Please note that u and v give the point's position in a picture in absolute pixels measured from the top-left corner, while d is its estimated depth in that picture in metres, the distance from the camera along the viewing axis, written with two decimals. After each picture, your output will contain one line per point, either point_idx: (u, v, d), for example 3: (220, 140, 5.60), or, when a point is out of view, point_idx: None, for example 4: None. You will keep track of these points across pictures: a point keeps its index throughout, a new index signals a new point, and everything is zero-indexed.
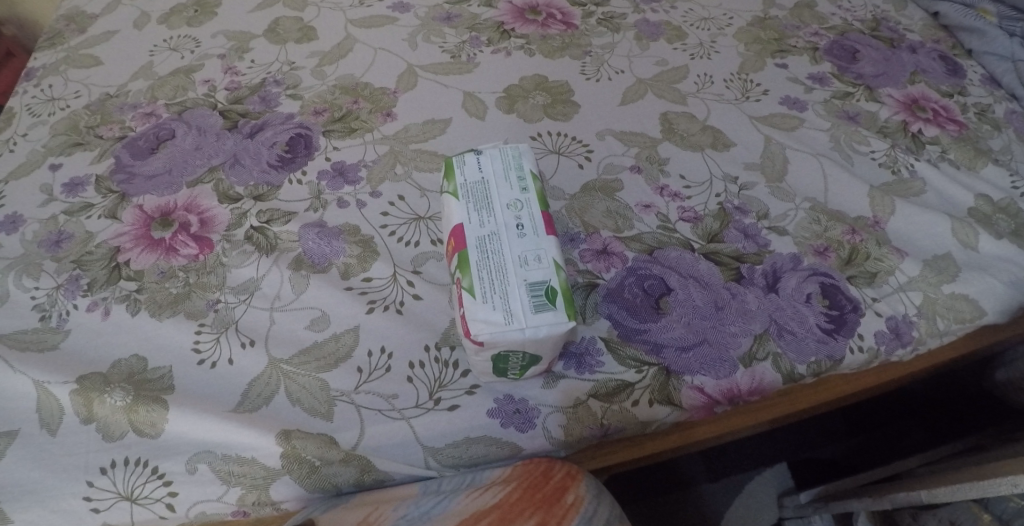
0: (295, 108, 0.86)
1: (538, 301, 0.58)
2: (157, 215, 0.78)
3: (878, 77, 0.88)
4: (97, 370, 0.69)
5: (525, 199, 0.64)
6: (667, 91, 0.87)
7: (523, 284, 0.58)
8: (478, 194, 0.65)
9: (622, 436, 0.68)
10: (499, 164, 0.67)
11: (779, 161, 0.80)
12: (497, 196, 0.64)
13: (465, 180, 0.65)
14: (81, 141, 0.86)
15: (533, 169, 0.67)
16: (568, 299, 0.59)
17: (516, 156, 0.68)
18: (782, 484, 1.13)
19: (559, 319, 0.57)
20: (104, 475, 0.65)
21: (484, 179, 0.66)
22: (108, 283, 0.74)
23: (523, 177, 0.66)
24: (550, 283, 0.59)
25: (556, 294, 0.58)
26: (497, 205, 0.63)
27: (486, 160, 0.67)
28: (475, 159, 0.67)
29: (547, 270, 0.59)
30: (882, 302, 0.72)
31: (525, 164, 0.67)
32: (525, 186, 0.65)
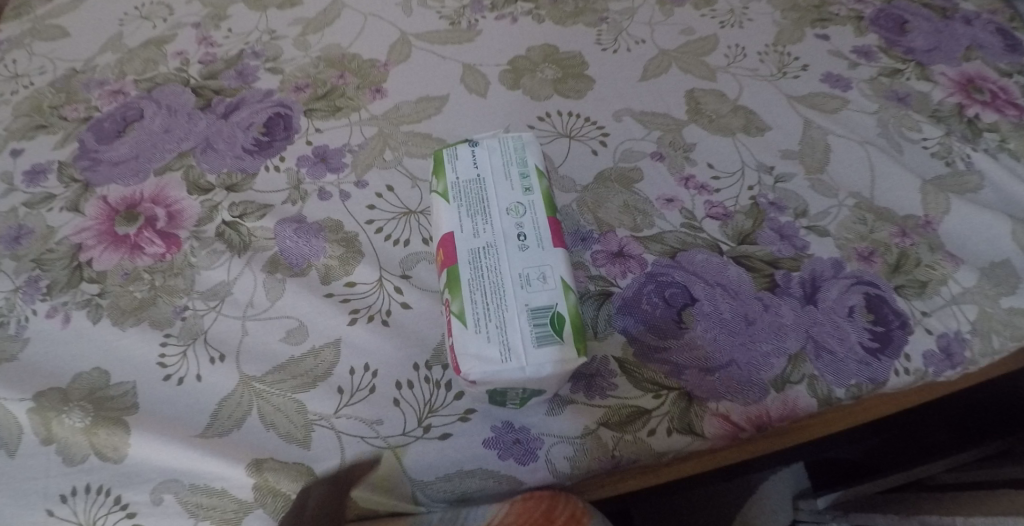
0: (274, 83, 0.77)
1: (542, 330, 0.50)
2: (122, 208, 0.70)
3: (931, 52, 0.77)
4: (57, 386, 0.62)
5: (529, 202, 0.56)
6: (694, 65, 0.77)
7: (524, 310, 0.51)
8: (472, 195, 0.56)
9: (634, 467, 0.61)
10: (498, 158, 0.58)
11: (820, 148, 0.70)
12: (496, 198, 0.56)
13: (458, 179, 0.57)
14: (44, 123, 0.78)
15: (539, 164, 0.58)
16: (578, 328, 0.51)
17: (519, 148, 0.59)
18: (799, 485, 1.07)
19: (567, 353, 0.50)
20: (64, 504, 0.59)
21: (481, 177, 0.57)
22: (68, 286, 0.67)
23: (527, 174, 0.57)
24: (557, 309, 0.51)
25: (563, 323, 0.50)
26: (495, 210, 0.55)
27: (484, 153, 0.58)
28: (469, 152, 0.59)
29: (553, 292, 0.52)
30: (933, 316, 0.63)
31: (529, 159, 0.58)
32: (530, 185, 0.57)
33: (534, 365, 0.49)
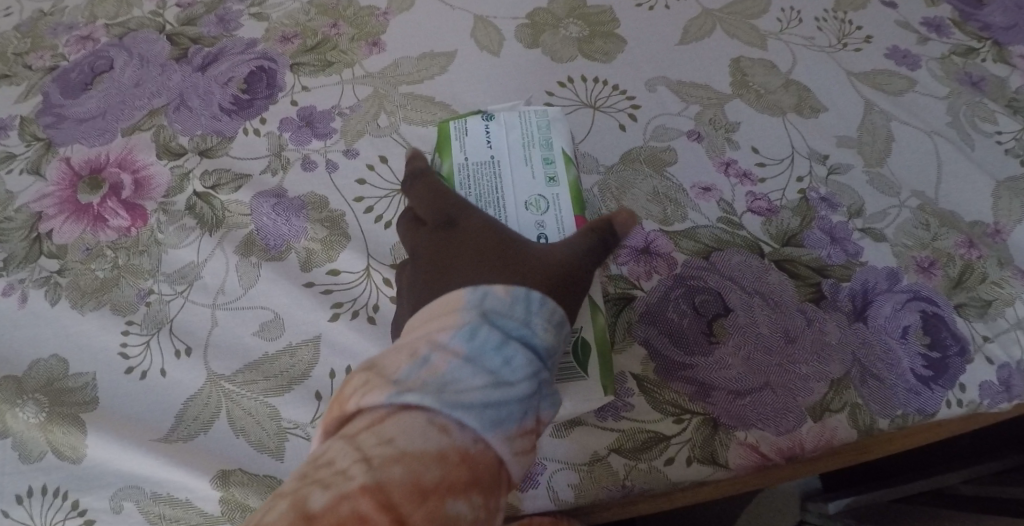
0: (258, 32, 0.68)
1: (565, 364, 0.47)
2: (86, 172, 0.63)
3: (1012, 29, 0.65)
4: (11, 374, 0.56)
5: (552, 196, 0.51)
6: (740, 28, 0.66)
7: None
8: (485, 181, 0.51)
9: (646, 497, 0.54)
10: (518, 137, 0.53)
11: (881, 137, 0.60)
12: (513, 189, 0.51)
13: (467, 158, 0.52)
14: (7, 72, 0.71)
15: (566, 149, 0.53)
16: (603, 361, 0.48)
17: (543, 126, 0.53)
18: (807, 485, 0.94)
19: (591, 390, 0.48)
20: (17, 505, 0.53)
21: (495, 159, 0.52)
22: (26, 261, 0.60)
23: (551, 160, 0.52)
24: (582, 337, 0.48)
25: (589, 354, 0.47)
26: (512, 201, 0.50)
27: (499, 131, 0.53)
28: (482, 127, 0.53)
29: (581, 315, 0.48)
30: (995, 343, 0.54)
31: (555, 141, 0.53)
32: (554, 174, 0.51)
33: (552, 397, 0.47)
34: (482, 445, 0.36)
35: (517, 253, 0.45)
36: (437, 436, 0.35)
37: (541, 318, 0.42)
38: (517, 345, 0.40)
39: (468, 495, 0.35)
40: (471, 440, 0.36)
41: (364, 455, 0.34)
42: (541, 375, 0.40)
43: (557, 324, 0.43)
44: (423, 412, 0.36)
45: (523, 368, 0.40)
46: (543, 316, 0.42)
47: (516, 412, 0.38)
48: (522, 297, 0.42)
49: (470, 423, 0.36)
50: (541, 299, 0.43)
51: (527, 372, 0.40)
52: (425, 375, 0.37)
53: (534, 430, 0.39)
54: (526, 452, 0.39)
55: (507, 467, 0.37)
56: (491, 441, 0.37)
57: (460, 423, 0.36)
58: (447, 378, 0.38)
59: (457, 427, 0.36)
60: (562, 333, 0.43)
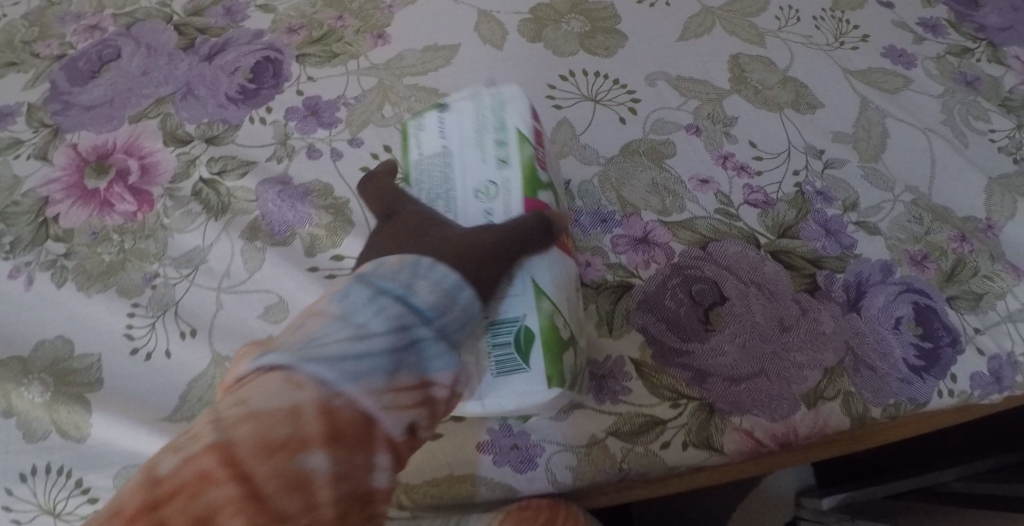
0: (265, 24, 0.69)
1: (505, 354, 0.46)
2: (93, 158, 0.64)
3: (1006, 31, 0.67)
4: (17, 355, 0.57)
5: (504, 180, 0.50)
6: (739, 25, 0.67)
7: (487, 326, 0.46)
8: (438, 174, 0.51)
9: (642, 481, 0.54)
10: (471, 124, 0.52)
11: (876, 133, 0.61)
12: (464, 179, 0.51)
13: (421, 154, 0.52)
14: (15, 59, 0.72)
15: (520, 128, 0.51)
16: (550, 350, 0.46)
17: (497, 110, 0.52)
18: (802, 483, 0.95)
19: (533, 382, 0.46)
20: (23, 483, 0.54)
21: (448, 150, 0.51)
22: (33, 244, 0.61)
23: (503, 143, 0.51)
24: (525, 325, 0.46)
25: (531, 344, 0.46)
26: (463, 192, 0.50)
27: (453, 121, 0.52)
28: (436, 121, 0.52)
29: (523, 303, 0.47)
30: (986, 334, 0.55)
31: (509, 122, 0.52)
32: (506, 157, 0.50)
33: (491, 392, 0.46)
34: (344, 399, 0.39)
35: (438, 229, 0.47)
36: (293, 393, 0.38)
37: (428, 279, 0.44)
38: (394, 305, 0.42)
39: (323, 448, 0.37)
40: (331, 394, 0.38)
41: (221, 418, 0.37)
42: (419, 333, 0.42)
43: (450, 287, 0.44)
44: (284, 372, 0.38)
45: (394, 325, 0.41)
46: (429, 279, 0.43)
47: (381, 366, 0.40)
48: (414, 263, 0.44)
49: (329, 376, 0.39)
50: (431, 264, 0.44)
51: (404, 331, 0.42)
52: (302, 338, 0.41)
53: (415, 389, 0.41)
54: (404, 408, 0.41)
55: (379, 421, 0.40)
56: (353, 395, 0.39)
57: (318, 379, 0.38)
58: (318, 339, 0.40)
59: (320, 382, 0.39)
60: (461, 297, 0.44)
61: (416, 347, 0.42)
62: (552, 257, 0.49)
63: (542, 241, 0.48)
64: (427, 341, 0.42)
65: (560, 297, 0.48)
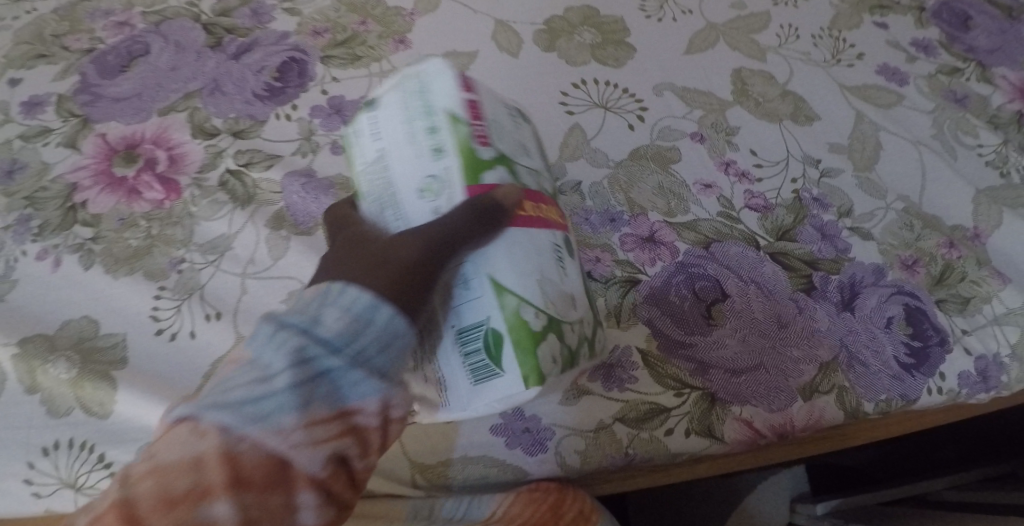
0: (291, 26, 0.72)
1: (476, 362, 0.41)
2: (122, 147, 0.66)
3: (994, 53, 0.72)
4: (43, 333, 0.59)
5: (444, 171, 0.41)
6: (742, 42, 0.71)
7: (451, 332, 0.41)
8: (375, 181, 0.42)
9: (646, 467, 0.57)
10: (399, 113, 0.42)
11: (870, 145, 0.65)
12: (401, 179, 0.42)
13: (358, 163, 0.43)
14: (45, 52, 0.74)
15: (452, 105, 0.42)
16: (523, 350, 0.40)
17: (423, 91, 0.43)
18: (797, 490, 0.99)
19: (511, 386, 0.40)
20: (45, 457, 0.56)
21: (382, 151, 0.42)
22: (61, 228, 0.63)
23: (434, 126, 0.42)
24: (491, 327, 0.40)
25: (501, 346, 0.40)
26: (405, 197, 0.41)
27: (380, 115, 0.43)
28: (365, 120, 0.43)
29: (483, 304, 0.40)
30: (972, 336, 0.59)
31: (437, 101, 0.42)
32: (439, 144, 0.41)
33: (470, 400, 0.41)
34: (249, 443, 0.34)
35: (366, 242, 0.40)
36: (194, 441, 0.33)
37: (338, 305, 0.36)
38: (294, 336, 0.35)
39: (230, 496, 0.33)
40: (236, 439, 0.34)
41: (125, 473, 0.34)
42: (326, 363, 0.35)
43: (362, 309, 0.36)
44: (187, 421, 0.34)
45: (298, 360, 0.35)
46: (338, 305, 0.36)
47: (287, 405, 0.34)
48: (326, 286, 0.37)
49: (227, 421, 0.33)
50: (341, 288, 0.37)
51: (308, 363, 0.35)
52: (211, 379, 0.36)
53: (333, 422, 0.35)
54: (323, 442, 0.35)
55: (292, 460, 0.34)
56: (257, 439, 0.34)
57: (218, 425, 0.33)
58: (223, 382, 0.35)
59: (221, 427, 0.34)
60: (379, 315, 0.36)
61: (326, 377, 0.35)
62: (512, 240, 0.41)
63: (487, 229, 0.40)
64: (340, 371, 0.35)
65: (525, 285, 0.41)
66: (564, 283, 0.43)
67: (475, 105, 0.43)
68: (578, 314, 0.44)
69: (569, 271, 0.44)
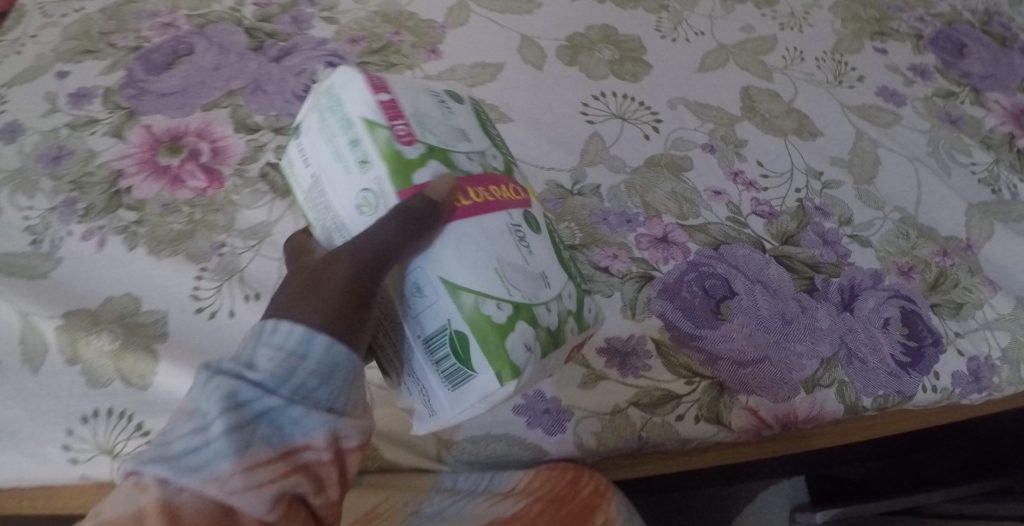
0: (329, 33, 0.77)
1: (448, 367, 0.40)
2: (167, 138, 0.70)
3: (988, 78, 0.78)
4: (86, 307, 0.62)
5: (375, 183, 0.39)
6: (751, 63, 0.76)
7: (418, 341, 0.40)
8: (319, 209, 0.41)
9: (658, 452, 0.60)
10: (320, 134, 0.41)
11: (870, 160, 0.70)
12: (338, 201, 0.40)
13: (302, 195, 0.43)
14: (92, 48, 0.79)
15: (366, 112, 0.40)
16: (489, 345, 0.39)
17: (335, 105, 0.41)
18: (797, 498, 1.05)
19: (487, 384, 0.39)
20: (84, 425, 0.59)
21: (315, 177, 0.41)
22: (106, 211, 0.67)
23: (354, 140, 0.40)
24: (454, 330, 0.39)
25: (466, 345, 0.39)
26: (345, 217, 0.40)
27: (306, 142, 0.42)
28: (295, 150, 0.42)
29: (442, 306, 0.39)
30: (965, 338, 0.63)
31: (350, 111, 0.40)
32: (363, 156, 0.40)
33: (453, 404, 0.41)
34: (189, 493, 0.35)
35: (310, 269, 0.39)
36: (135, 495, 0.34)
37: (270, 345, 0.37)
38: (227, 381, 0.36)
39: None
40: (176, 489, 0.35)
41: None
42: (261, 404, 0.36)
43: (294, 345, 0.37)
44: (129, 477, 0.35)
45: (230, 405, 0.35)
46: (271, 345, 0.37)
47: (223, 450, 0.35)
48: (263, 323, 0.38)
49: (164, 473, 0.34)
50: (274, 325, 0.38)
51: (244, 405, 0.36)
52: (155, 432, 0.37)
53: (277, 462, 0.36)
54: (267, 484, 0.36)
55: (235, 505, 0.35)
56: (195, 487, 0.34)
57: (157, 478, 0.34)
58: (163, 434, 0.36)
59: (160, 480, 0.35)
60: (314, 349, 0.37)
61: (265, 417, 0.36)
62: (459, 230, 0.40)
63: (425, 231, 0.39)
64: (277, 410, 0.36)
65: (479, 278, 0.39)
66: (530, 264, 0.41)
67: (393, 104, 0.41)
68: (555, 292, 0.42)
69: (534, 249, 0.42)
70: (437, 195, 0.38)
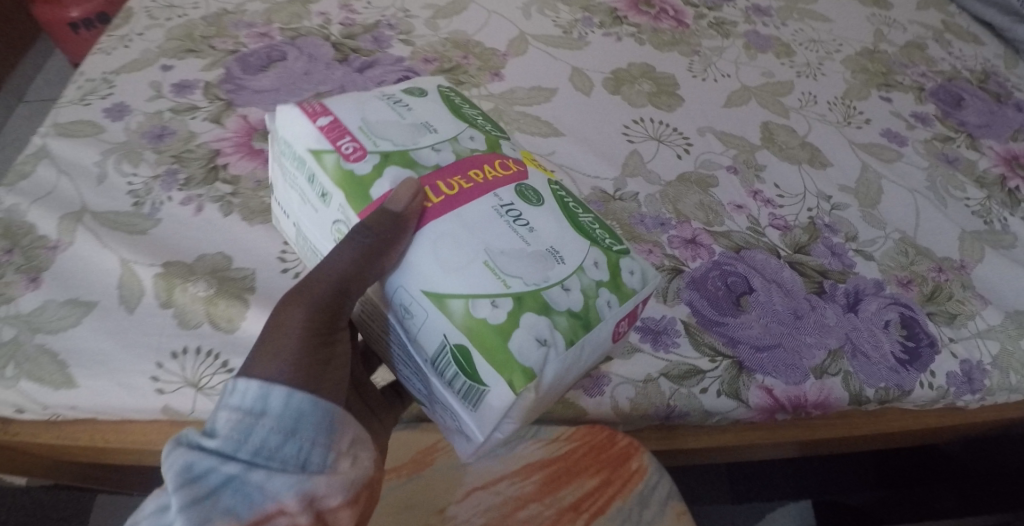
0: (406, 52, 0.88)
1: (460, 378, 0.48)
2: (260, 127, 0.81)
3: (983, 127, 0.90)
4: (182, 260, 0.70)
5: (339, 208, 0.52)
6: (771, 102, 0.88)
7: (433, 368, 0.49)
8: (315, 233, 0.56)
9: (683, 424, 0.68)
10: (294, 179, 0.55)
11: (874, 189, 0.81)
12: (324, 225, 0.54)
13: (303, 223, 0.58)
14: (194, 48, 0.89)
15: (311, 147, 0.52)
16: (486, 350, 0.47)
17: (291, 148, 0.53)
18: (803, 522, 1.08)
19: (498, 384, 0.47)
20: (174, 359, 0.66)
21: (305, 212, 0.56)
22: (205, 182, 0.76)
23: (312, 177, 0.52)
24: (453, 342, 0.48)
25: (466, 355, 0.48)
26: (330, 235, 0.54)
27: (289, 187, 0.57)
28: (287, 193, 0.58)
29: (436, 323, 0.48)
30: (958, 343, 0.71)
31: (299, 150, 0.52)
32: (324, 188, 0.52)
33: (478, 411, 0.48)
34: None
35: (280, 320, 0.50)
36: None
37: (227, 414, 0.46)
38: (187, 455, 0.45)
39: None
40: None
41: None
42: (223, 475, 0.45)
43: (252, 409, 0.47)
44: None
45: (192, 479, 0.44)
46: (228, 414, 0.46)
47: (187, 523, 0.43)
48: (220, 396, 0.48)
49: None
50: (233, 387, 0.47)
51: (206, 479, 0.44)
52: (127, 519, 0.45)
53: None
54: None
55: None
56: None
57: None
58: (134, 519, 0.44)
59: None
60: (271, 405, 0.47)
61: (228, 486, 0.45)
62: (436, 245, 0.49)
63: (393, 243, 0.49)
64: (239, 476, 0.45)
65: (463, 288, 0.48)
66: (523, 258, 0.49)
67: (336, 128, 0.52)
68: (563, 265, 0.50)
69: (529, 230, 0.51)
70: (398, 208, 0.49)
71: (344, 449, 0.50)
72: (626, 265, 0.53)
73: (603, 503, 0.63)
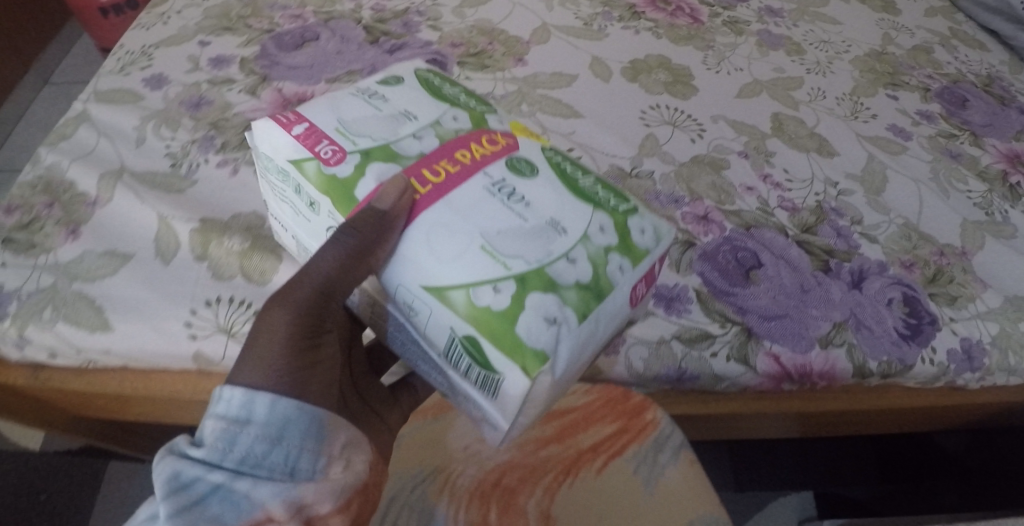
0: (434, 37, 0.92)
1: (474, 367, 0.48)
2: (294, 99, 0.84)
3: (986, 126, 0.94)
4: (218, 217, 0.74)
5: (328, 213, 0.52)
6: (781, 95, 0.92)
7: (449, 363, 0.49)
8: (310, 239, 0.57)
9: (694, 387, 0.71)
10: (281, 195, 0.55)
11: (879, 177, 0.84)
12: (316, 231, 0.55)
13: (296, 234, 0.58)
14: (230, 26, 0.93)
15: (290, 158, 0.52)
16: (493, 336, 0.47)
17: (271, 162, 0.54)
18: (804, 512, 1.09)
19: (512, 369, 0.46)
20: (207, 308, 0.69)
21: (297, 224, 0.56)
22: (240, 147, 0.79)
23: (297, 187, 0.53)
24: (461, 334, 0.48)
25: (475, 344, 0.47)
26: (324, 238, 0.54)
27: (278, 203, 0.57)
28: (276, 208, 0.58)
29: (439, 316, 0.48)
30: (959, 322, 0.74)
31: (280, 162, 0.53)
32: (311, 198, 0.52)
33: (499, 397, 0.48)
34: None
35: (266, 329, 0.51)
36: None
37: (214, 423, 0.48)
38: (175, 465, 0.47)
39: None
40: None
41: None
42: (210, 484, 0.47)
43: (238, 418, 0.49)
44: None
45: (180, 488, 0.46)
46: (214, 423, 0.48)
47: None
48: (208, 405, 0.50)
49: None
50: (219, 397, 0.49)
51: (193, 487, 0.46)
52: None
53: None
54: None
55: None
56: None
57: None
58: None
59: None
60: (257, 413, 0.49)
61: (215, 495, 0.46)
62: (431, 234, 0.49)
63: (382, 239, 0.49)
64: (225, 484, 0.47)
65: (463, 278, 0.48)
66: (521, 239, 0.49)
67: (312, 136, 0.52)
68: (565, 236, 0.49)
69: (525, 206, 0.50)
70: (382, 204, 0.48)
71: (334, 454, 0.51)
72: (635, 224, 0.52)
73: (620, 445, 0.67)
